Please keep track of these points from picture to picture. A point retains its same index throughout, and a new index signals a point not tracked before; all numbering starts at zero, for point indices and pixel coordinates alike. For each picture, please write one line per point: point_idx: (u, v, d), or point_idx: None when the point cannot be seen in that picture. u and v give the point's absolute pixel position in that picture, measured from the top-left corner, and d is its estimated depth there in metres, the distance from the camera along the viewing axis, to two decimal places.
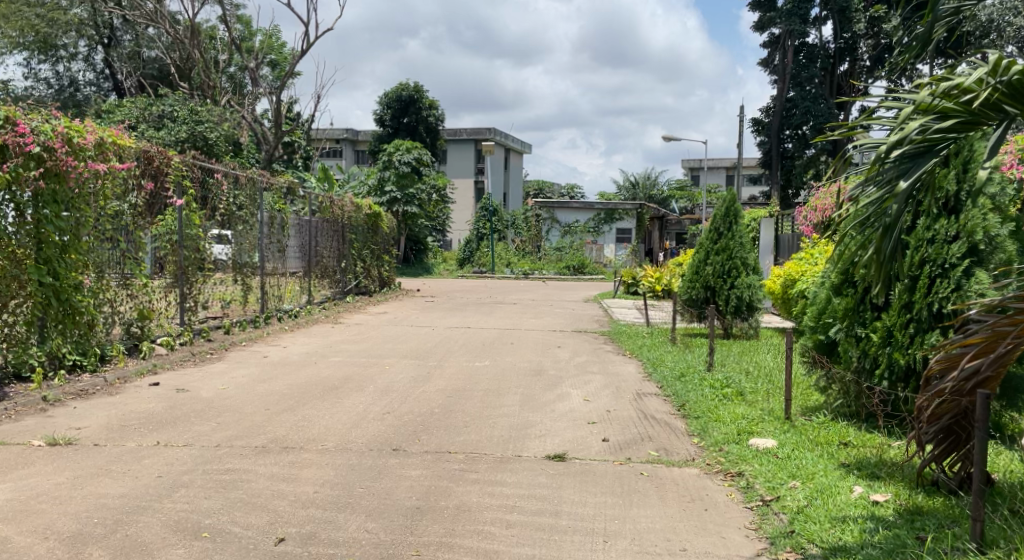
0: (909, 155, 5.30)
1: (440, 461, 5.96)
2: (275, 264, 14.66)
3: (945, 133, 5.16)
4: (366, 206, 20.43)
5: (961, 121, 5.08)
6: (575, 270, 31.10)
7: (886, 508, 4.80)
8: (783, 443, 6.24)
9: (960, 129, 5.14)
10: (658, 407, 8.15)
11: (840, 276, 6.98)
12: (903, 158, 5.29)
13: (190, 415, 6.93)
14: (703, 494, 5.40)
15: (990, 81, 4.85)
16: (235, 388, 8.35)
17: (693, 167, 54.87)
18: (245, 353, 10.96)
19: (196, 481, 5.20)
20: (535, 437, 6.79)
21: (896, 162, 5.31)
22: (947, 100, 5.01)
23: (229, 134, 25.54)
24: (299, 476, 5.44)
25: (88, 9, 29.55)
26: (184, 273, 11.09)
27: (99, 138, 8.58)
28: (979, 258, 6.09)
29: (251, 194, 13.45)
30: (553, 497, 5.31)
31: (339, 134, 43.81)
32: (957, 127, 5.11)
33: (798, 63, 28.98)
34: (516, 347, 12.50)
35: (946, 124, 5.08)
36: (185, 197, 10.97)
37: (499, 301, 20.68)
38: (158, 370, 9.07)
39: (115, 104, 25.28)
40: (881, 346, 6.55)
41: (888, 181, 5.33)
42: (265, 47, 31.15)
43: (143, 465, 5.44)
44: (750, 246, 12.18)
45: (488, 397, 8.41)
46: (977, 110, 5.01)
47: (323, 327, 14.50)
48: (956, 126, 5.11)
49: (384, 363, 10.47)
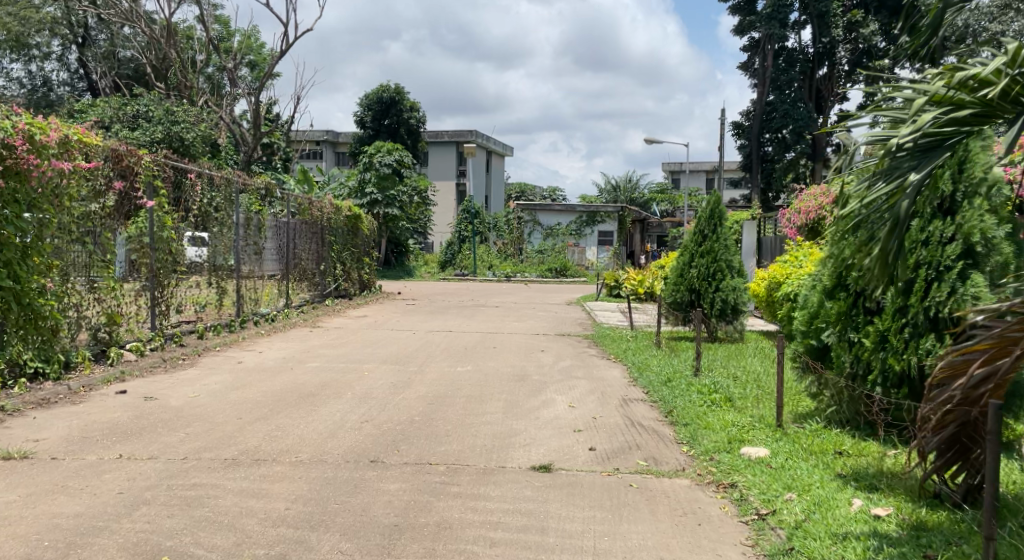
0: (922, 148, 5.20)
1: (420, 474, 5.69)
2: (251, 267, 14.31)
3: (959, 125, 5.11)
4: (346, 208, 20.10)
5: (975, 113, 5.02)
6: (557, 273, 30.91)
7: (888, 523, 4.61)
8: (776, 452, 6.00)
9: (973, 122, 5.08)
10: (645, 414, 7.91)
11: (832, 278, 6.72)
12: (914, 151, 5.19)
13: (157, 425, 6.64)
14: (696, 507, 5.16)
15: (1009, 71, 4.80)
16: (206, 396, 8.06)
17: (673, 170, 54.93)
18: (219, 359, 10.64)
19: (159, 498, 4.92)
20: (520, 446, 6.53)
21: (906, 155, 5.20)
22: (963, 90, 4.95)
23: (205, 135, 25.15)
24: (270, 491, 5.16)
25: (61, 8, 29.13)
26: (156, 276, 10.74)
27: (63, 135, 8.22)
28: (975, 261, 5.90)
29: (226, 195, 13.13)
30: (539, 512, 5.06)
31: (319, 136, 43.40)
32: (970, 120, 5.06)
33: (778, 67, 28.51)
34: (499, 351, 12.25)
35: (960, 115, 5.03)
36: (157, 198, 10.65)
37: (480, 304, 20.44)
38: (127, 377, 8.76)
39: (88, 104, 24.81)
40: (875, 352, 6.33)
41: (897, 175, 5.19)
42: (243, 47, 30.76)
43: (102, 480, 5.15)
44: (735, 248, 12.00)
45: (470, 404, 8.16)
46: (993, 102, 4.94)
47: (302, 331, 14.19)
48: (969, 118, 5.06)
49: (363, 368, 10.22)
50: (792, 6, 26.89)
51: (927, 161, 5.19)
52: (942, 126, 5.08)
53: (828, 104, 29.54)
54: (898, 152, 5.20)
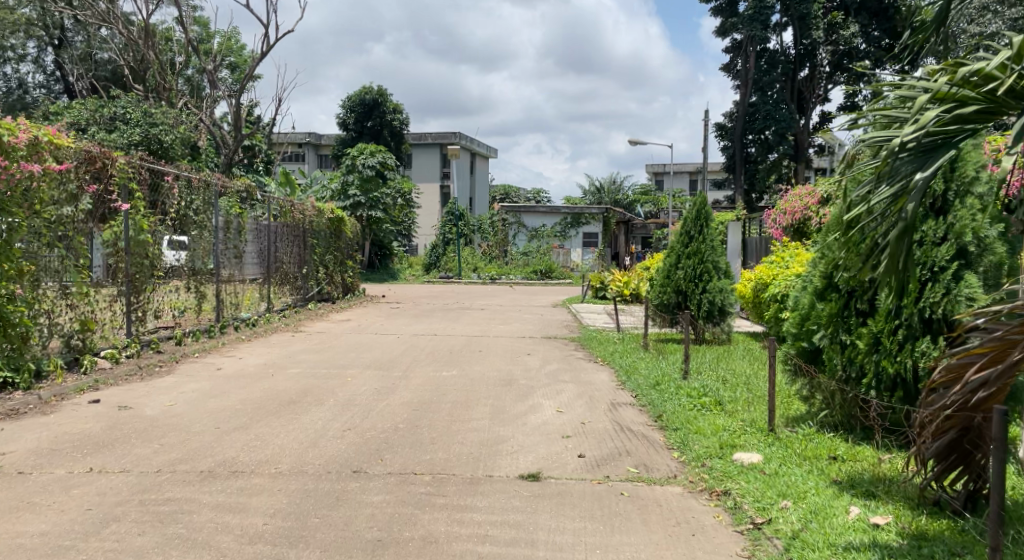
0: (924, 149, 4.93)
1: (403, 484, 5.52)
2: (231, 271, 14.07)
3: (962, 124, 4.87)
4: (329, 210, 19.86)
5: (979, 110, 4.81)
6: (542, 274, 30.77)
7: (888, 531, 4.48)
8: (769, 457, 5.83)
9: (976, 120, 4.86)
10: (634, 418, 7.76)
11: (823, 279, 6.52)
12: (916, 152, 4.92)
13: (130, 438, 6.48)
14: (689, 517, 5.00)
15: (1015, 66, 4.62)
16: (183, 405, 7.89)
17: (656, 172, 54.93)
18: (197, 365, 10.45)
19: (130, 514, 4.76)
20: (507, 454, 6.36)
21: (909, 157, 4.93)
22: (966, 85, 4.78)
23: (184, 137, 24.89)
24: (247, 507, 4.99)
25: (37, 9, 28.80)
26: (131, 281, 10.54)
27: (33, 137, 8.11)
28: (968, 261, 5.74)
29: (205, 198, 12.91)
30: (528, 523, 4.90)
31: (302, 138, 43.10)
32: (973, 117, 4.84)
33: (760, 69, 28.49)
34: (484, 355, 12.08)
35: (965, 112, 4.81)
36: (133, 202, 10.48)
37: (465, 307, 20.26)
38: (101, 386, 8.66)
39: (65, 106, 24.47)
40: (868, 355, 6.13)
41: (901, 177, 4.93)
42: (223, 49, 30.48)
43: (70, 496, 5.02)
44: (721, 249, 11.90)
45: (456, 410, 7.99)
46: (997, 98, 4.78)
47: (283, 336, 13.99)
48: (973, 115, 4.84)
49: (345, 374, 10.05)
50: (773, 8, 26.84)
51: (930, 161, 4.91)
52: (946, 125, 4.84)
53: (809, 105, 29.52)
54: (900, 153, 4.93)
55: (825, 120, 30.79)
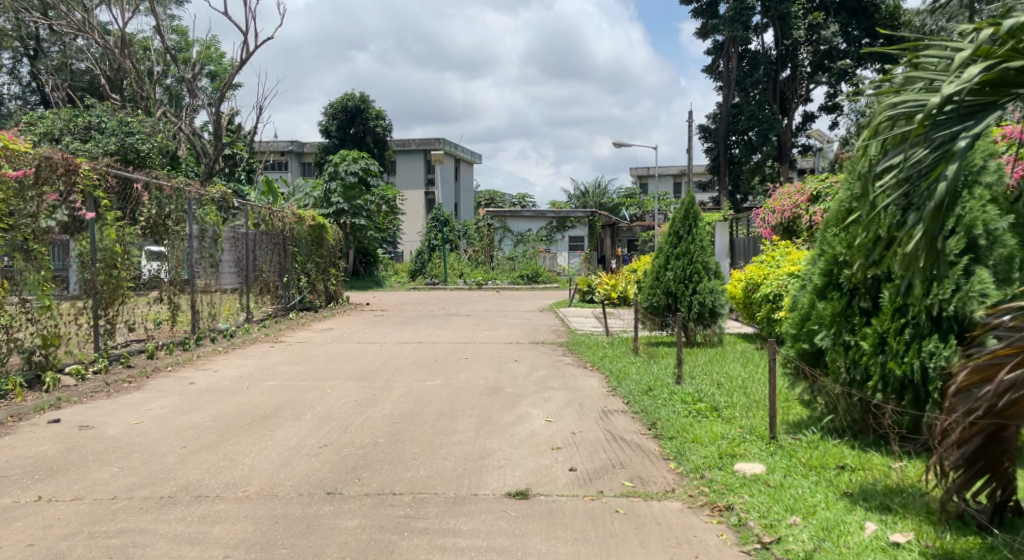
0: (962, 113, 4.58)
1: (381, 507, 5.12)
2: (207, 281, 13.60)
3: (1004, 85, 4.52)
4: (310, 217, 19.39)
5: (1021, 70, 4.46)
6: (529, 279, 30.44)
7: (910, 551, 4.12)
8: (773, 467, 5.45)
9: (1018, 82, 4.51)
10: (626, 426, 7.38)
11: (824, 277, 6.12)
12: (955, 115, 4.57)
13: (87, 461, 6.13)
14: (691, 536, 4.64)
15: None
16: (151, 422, 7.52)
17: (641, 176, 54.61)
18: (169, 380, 10.07)
19: (76, 550, 4.48)
20: (494, 470, 5.96)
21: (948, 118, 4.58)
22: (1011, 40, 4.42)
23: (161, 146, 24.42)
24: (206, 539, 4.64)
25: (10, 21, 28.42)
26: (97, 294, 10.09)
27: None
28: (978, 255, 5.38)
29: (178, 206, 12.49)
30: (517, 549, 4.53)
31: (284, 146, 42.65)
32: (1016, 77, 4.48)
33: (742, 70, 28.27)
34: (470, 362, 11.68)
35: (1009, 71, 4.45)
36: (99, 210, 10.10)
37: (451, 314, 19.82)
38: (63, 404, 8.35)
39: (39, 116, 23.97)
40: (872, 357, 5.74)
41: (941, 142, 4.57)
42: (200, 57, 30.07)
43: (13, 531, 4.75)
44: (711, 249, 11.51)
45: (440, 421, 7.59)
46: None
47: (263, 346, 13.54)
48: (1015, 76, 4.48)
49: (325, 385, 9.67)
50: (753, 9, 26.58)
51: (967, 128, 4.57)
52: (989, 84, 4.49)
53: (792, 105, 29.21)
54: (938, 115, 4.59)
55: (807, 119, 30.53)
